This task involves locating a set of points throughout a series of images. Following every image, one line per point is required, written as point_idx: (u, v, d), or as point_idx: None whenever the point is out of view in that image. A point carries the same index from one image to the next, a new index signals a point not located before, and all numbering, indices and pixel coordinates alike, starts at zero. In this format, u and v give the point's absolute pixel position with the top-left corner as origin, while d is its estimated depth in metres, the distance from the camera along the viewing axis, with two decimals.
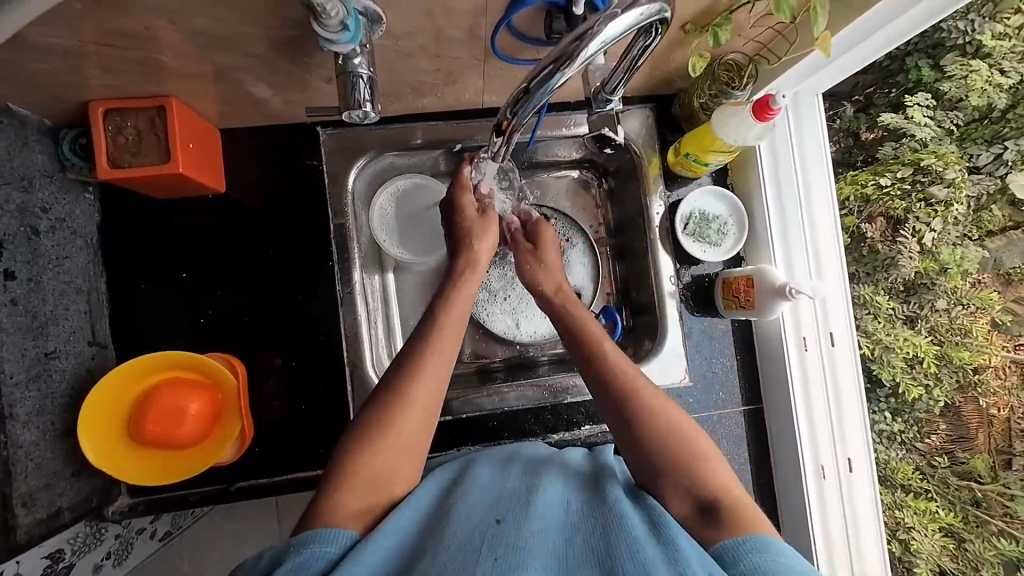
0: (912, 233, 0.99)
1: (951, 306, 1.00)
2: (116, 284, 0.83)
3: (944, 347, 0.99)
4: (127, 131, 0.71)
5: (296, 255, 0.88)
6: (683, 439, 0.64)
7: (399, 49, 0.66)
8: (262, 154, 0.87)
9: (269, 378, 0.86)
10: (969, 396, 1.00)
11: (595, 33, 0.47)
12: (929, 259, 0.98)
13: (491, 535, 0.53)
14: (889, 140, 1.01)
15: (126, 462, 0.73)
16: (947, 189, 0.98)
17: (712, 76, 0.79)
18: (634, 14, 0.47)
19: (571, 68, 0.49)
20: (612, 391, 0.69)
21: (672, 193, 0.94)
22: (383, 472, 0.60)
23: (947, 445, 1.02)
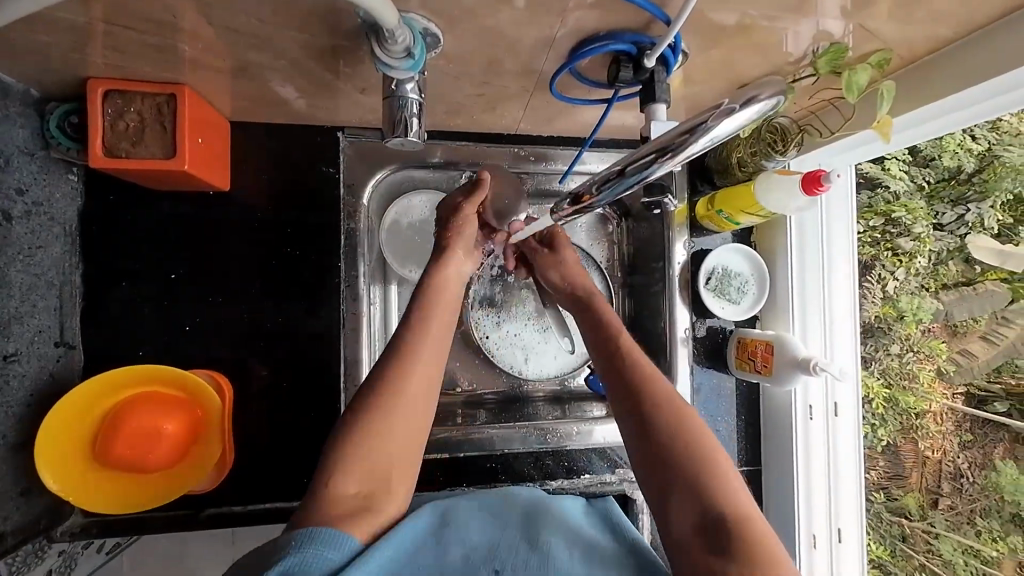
0: (877, 280, 0.94)
1: (903, 352, 0.94)
2: (92, 278, 0.74)
3: (893, 390, 0.94)
4: (129, 117, 0.63)
5: (297, 266, 0.81)
6: (705, 449, 0.58)
7: (448, 71, 0.62)
8: (274, 154, 0.81)
9: (253, 395, 0.79)
10: (910, 438, 0.95)
11: (705, 129, 0.43)
12: (888, 306, 0.93)
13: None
14: (864, 188, 0.93)
15: (89, 483, 0.65)
16: (912, 242, 0.93)
17: (757, 136, 0.77)
18: (752, 112, 0.42)
19: (671, 160, 0.46)
20: (629, 383, 0.65)
21: (695, 242, 0.92)
22: (385, 458, 0.56)
23: (883, 482, 0.97)
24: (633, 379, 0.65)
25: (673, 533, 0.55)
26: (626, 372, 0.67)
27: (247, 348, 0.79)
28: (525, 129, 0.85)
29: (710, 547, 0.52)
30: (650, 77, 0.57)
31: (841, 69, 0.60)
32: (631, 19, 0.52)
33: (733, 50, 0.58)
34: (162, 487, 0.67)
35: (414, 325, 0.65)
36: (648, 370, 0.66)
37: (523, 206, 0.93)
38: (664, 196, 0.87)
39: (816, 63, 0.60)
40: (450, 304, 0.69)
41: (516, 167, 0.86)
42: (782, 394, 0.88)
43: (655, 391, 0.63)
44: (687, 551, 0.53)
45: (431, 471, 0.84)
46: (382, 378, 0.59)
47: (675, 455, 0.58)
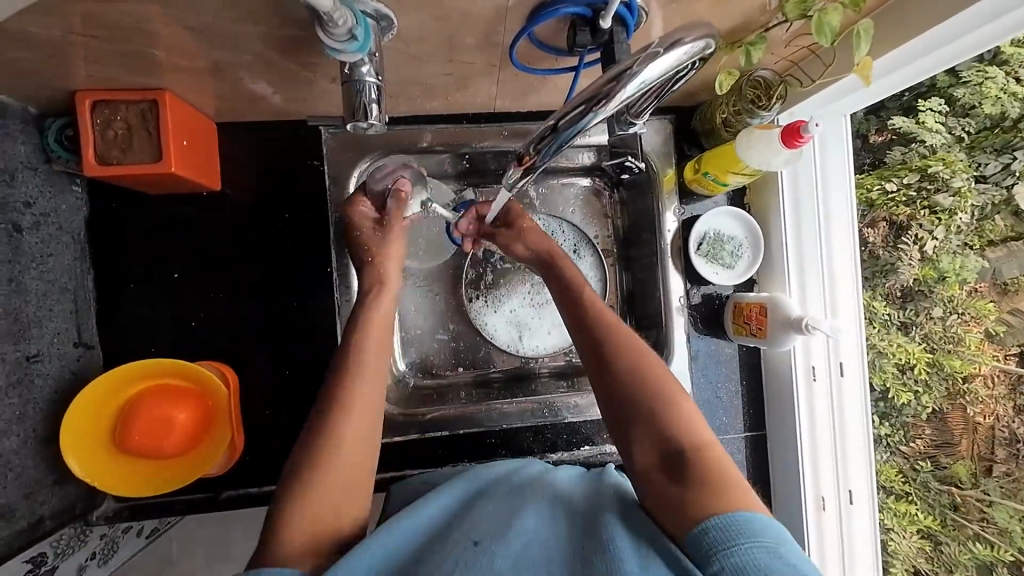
0: (914, 241, 0.88)
1: (947, 315, 0.88)
2: (104, 282, 0.79)
3: (937, 354, 0.88)
4: (116, 125, 0.67)
5: (292, 258, 0.84)
6: (661, 386, 0.65)
7: (410, 52, 0.63)
8: (259, 152, 0.83)
9: (260, 385, 0.83)
10: (957, 405, 0.88)
11: (634, 74, 0.43)
12: (928, 268, 0.88)
13: (465, 558, 0.52)
14: (898, 144, 0.87)
15: (109, 471, 0.70)
16: (952, 198, 0.87)
17: (738, 93, 0.74)
18: (678, 53, 0.44)
19: (606, 108, 0.46)
20: (591, 332, 0.71)
21: (686, 209, 0.91)
22: (330, 501, 0.58)
23: (931, 449, 0.90)
24: (594, 334, 0.71)
25: (639, 470, 0.61)
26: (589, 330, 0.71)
27: (250, 340, 0.83)
28: (501, 107, 0.85)
29: (669, 476, 0.58)
30: (610, 39, 0.57)
31: (812, 13, 0.57)
32: None
33: (692, 3, 0.57)
34: (174, 472, 0.72)
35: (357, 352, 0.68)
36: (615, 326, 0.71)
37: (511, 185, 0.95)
38: (625, 157, 0.79)
39: (783, 7, 0.57)
40: (382, 353, 0.70)
41: (500, 146, 0.87)
42: (783, 357, 0.86)
43: (619, 345, 0.68)
44: (651, 480, 0.59)
45: (433, 449, 0.87)
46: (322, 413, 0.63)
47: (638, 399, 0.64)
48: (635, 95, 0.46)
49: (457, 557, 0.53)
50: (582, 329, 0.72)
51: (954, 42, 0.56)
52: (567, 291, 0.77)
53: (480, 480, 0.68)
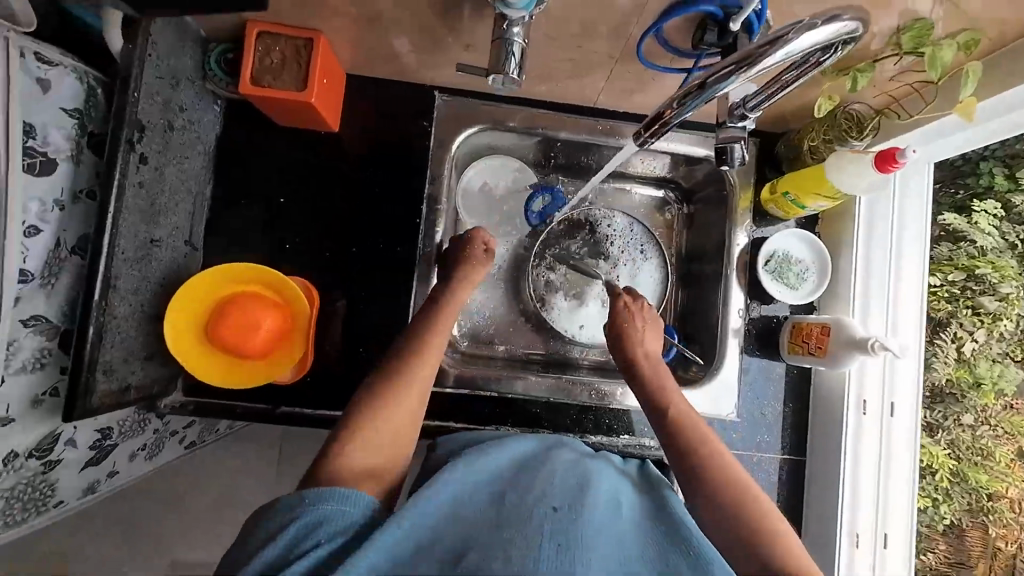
0: (952, 338, 0.93)
1: (976, 424, 0.94)
2: (219, 194, 0.87)
3: (963, 465, 0.93)
4: (274, 54, 0.76)
5: (386, 205, 0.91)
6: (755, 503, 0.62)
7: (545, 31, 0.70)
8: (377, 106, 0.91)
9: (334, 315, 0.88)
10: (977, 520, 0.94)
11: (789, 40, 0.45)
12: (963, 368, 0.93)
13: (549, 523, 0.53)
14: (946, 241, 0.94)
15: (198, 359, 0.77)
16: (997, 302, 0.92)
17: (832, 122, 0.79)
18: (834, 29, 0.45)
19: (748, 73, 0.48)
20: (681, 443, 0.69)
21: (758, 229, 0.94)
22: (388, 436, 0.62)
23: (947, 566, 0.95)
24: (687, 447, 0.69)
25: None
26: (683, 440, 0.69)
27: (333, 272, 0.89)
28: (602, 103, 0.91)
29: None
30: (733, 42, 0.63)
31: (924, 49, 0.62)
32: None
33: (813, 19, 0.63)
34: (252, 373, 0.78)
35: (427, 321, 0.75)
36: (697, 431, 0.70)
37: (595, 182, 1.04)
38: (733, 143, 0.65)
39: (898, 40, 0.62)
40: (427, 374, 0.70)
41: (592, 138, 0.93)
42: (836, 382, 0.87)
43: (715, 461, 0.66)
44: None
45: (480, 408, 0.90)
46: (383, 370, 0.69)
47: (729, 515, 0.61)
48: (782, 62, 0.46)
49: (545, 523, 0.53)
50: (674, 436, 0.70)
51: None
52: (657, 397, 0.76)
53: (530, 447, 0.67)
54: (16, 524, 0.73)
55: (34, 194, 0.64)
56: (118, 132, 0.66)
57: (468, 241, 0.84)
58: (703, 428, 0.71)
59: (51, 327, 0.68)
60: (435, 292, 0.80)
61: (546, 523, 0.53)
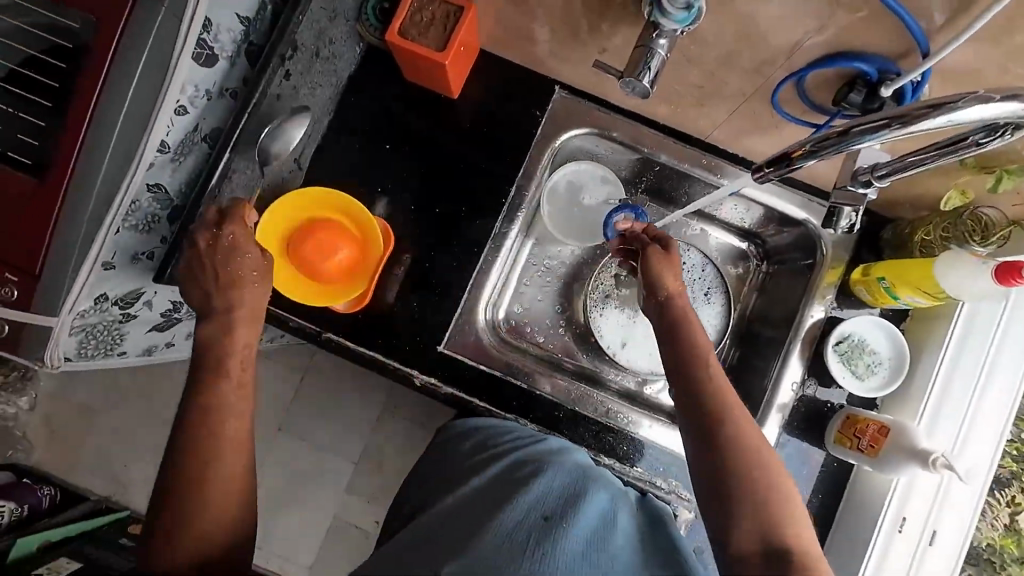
0: (1007, 503, 0.89)
1: None
2: (334, 126, 0.93)
3: None
4: (425, 13, 0.80)
5: (477, 178, 0.94)
6: (772, 481, 0.61)
7: (686, 52, 0.70)
8: (498, 84, 0.94)
9: (400, 266, 0.92)
10: None
11: (958, 108, 0.41)
12: (1009, 538, 0.89)
13: (539, 529, 0.58)
14: None
15: (276, 262, 0.83)
16: None
17: (954, 220, 0.74)
18: (1008, 109, 0.41)
19: (897, 132, 0.45)
20: (703, 406, 0.65)
21: (838, 308, 0.89)
22: (213, 527, 0.62)
23: None
24: (706, 412, 0.65)
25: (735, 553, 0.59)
26: (706, 405, 0.65)
27: (411, 226, 0.93)
28: (715, 138, 0.90)
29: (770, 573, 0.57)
30: (878, 108, 0.62)
31: None
32: (889, 42, 0.57)
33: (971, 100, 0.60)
34: (317, 291, 0.84)
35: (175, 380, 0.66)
36: (729, 402, 0.65)
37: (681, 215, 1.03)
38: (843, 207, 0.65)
39: None
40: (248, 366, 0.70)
41: (692, 171, 0.93)
42: (877, 490, 0.81)
43: (739, 429, 0.63)
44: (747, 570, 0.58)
45: (506, 396, 0.90)
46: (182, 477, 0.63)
47: (747, 490, 0.61)
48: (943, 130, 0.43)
49: (530, 528, 0.58)
50: (696, 399, 0.66)
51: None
52: (682, 352, 0.69)
53: (537, 450, 0.73)
54: (88, 358, 0.81)
55: (193, 80, 0.71)
56: (275, 47, 0.73)
57: (234, 251, 0.70)
58: (727, 389, 0.66)
59: (166, 198, 0.76)
60: (649, 265, 0.74)
61: (533, 531, 0.58)
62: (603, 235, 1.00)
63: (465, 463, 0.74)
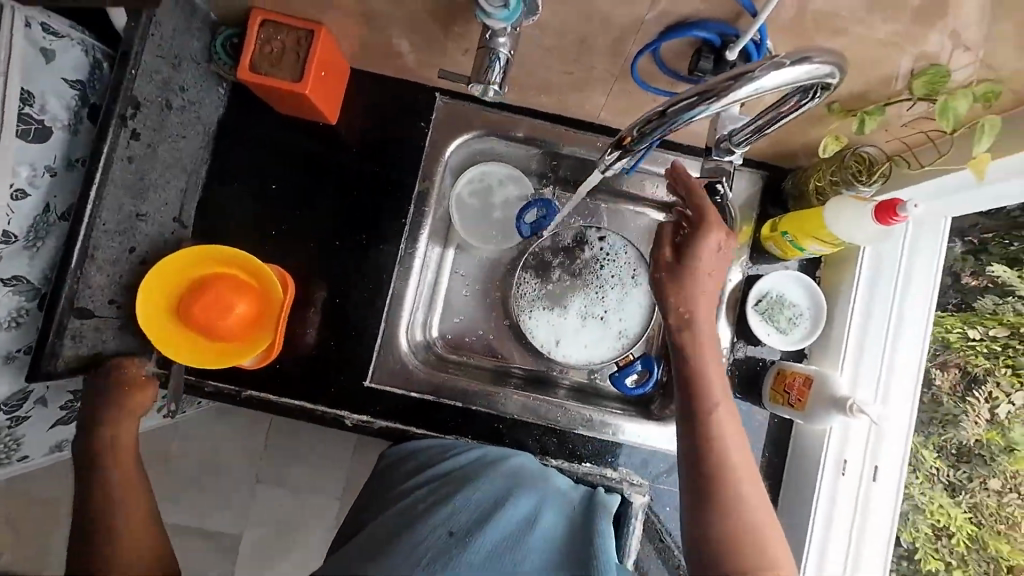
0: (986, 398, 0.84)
1: (1007, 491, 0.83)
2: (214, 175, 0.89)
3: (983, 531, 0.84)
4: (274, 44, 0.76)
5: (374, 201, 0.90)
6: (752, 515, 0.57)
7: (541, 43, 0.68)
8: (378, 103, 0.91)
9: (312, 306, 0.89)
10: None
11: (754, 77, 0.44)
12: (996, 432, 0.83)
13: (441, 547, 0.57)
14: (992, 292, 0.83)
15: (166, 331, 0.78)
16: None
17: (840, 162, 0.74)
18: (801, 71, 0.44)
19: (715, 105, 0.47)
20: (694, 427, 0.60)
21: (754, 266, 0.89)
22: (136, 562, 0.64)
23: None
24: (695, 435, 0.60)
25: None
26: (697, 428, 0.60)
27: (315, 263, 0.89)
28: (604, 120, 0.89)
29: None
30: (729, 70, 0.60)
31: (938, 97, 0.60)
32: (722, 7, 0.56)
33: (814, 42, 0.59)
34: (220, 353, 0.79)
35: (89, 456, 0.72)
36: (726, 429, 0.60)
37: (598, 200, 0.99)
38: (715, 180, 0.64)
39: (912, 84, 0.60)
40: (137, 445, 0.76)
41: (590, 156, 0.91)
42: (814, 437, 0.82)
43: (727, 458, 0.59)
44: None
45: (444, 417, 0.89)
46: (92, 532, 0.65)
47: (721, 525, 0.57)
48: (748, 99, 0.46)
49: (429, 541, 0.57)
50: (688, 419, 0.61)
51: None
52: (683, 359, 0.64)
53: (471, 465, 0.71)
54: None
55: (24, 160, 0.66)
56: (111, 106, 0.67)
57: (116, 375, 0.76)
58: (725, 412, 0.61)
59: (31, 288, 0.71)
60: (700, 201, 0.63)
61: (435, 550, 0.57)
62: (518, 235, 0.96)
63: (393, 491, 0.69)
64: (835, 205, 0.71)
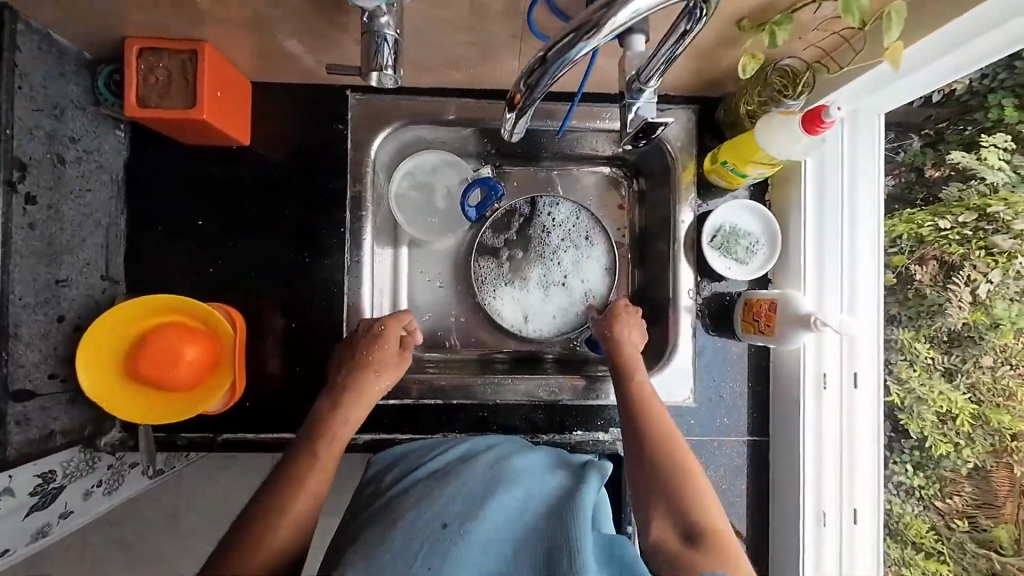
0: (966, 282, 0.84)
1: (998, 365, 0.83)
2: (135, 223, 0.84)
3: (983, 408, 0.83)
4: (158, 72, 0.71)
5: (308, 215, 0.87)
6: (684, 468, 0.66)
7: (434, 16, 0.65)
8: (289, 114, 0.87)
9: (269, 334, 0.86)
10: (1002, 463, 0.82)
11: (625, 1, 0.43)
12: (980, 311, 0.83)
13: (435, 539, 0.56)
14: (956, 180, 0.85)
15: (111, 392, 0.73)
16: (1012, 240, 0.82)
17: (763, 81, 0.74)
18: None
19: (595, 39, 0.46)
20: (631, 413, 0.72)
21: (703, 203, 0.89)
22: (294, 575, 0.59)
23: (969, 510, 0.84)
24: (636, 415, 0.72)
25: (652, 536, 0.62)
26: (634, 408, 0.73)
27: (263, 291, 0.86)
28: None
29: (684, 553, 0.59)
30: None
31: None
32: None
33: None
34: (178, 406, 0.75)
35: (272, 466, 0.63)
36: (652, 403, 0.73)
37: (543, 169, 0.97)
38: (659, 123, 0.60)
39: None
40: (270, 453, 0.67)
41: None
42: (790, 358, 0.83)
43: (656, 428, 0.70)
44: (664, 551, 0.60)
45: (427, 417, 0.87)
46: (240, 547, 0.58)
47: (659, 478, 0.66)
48: (627, 26, 0.45)
49: (419, 535, 0.56)
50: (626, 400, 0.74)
51: (971, 42, 0.59)
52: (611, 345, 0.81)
53: (456, 460, 0.71)
54: None
55: None
56: None
57: (380, 338, 0.78)
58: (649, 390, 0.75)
59: None
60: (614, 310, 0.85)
61: (426, 542, 0.56)
62: (467, 219, 0.94)
63: (374, 503, 0.67)
64: (765, 125, 0.70)
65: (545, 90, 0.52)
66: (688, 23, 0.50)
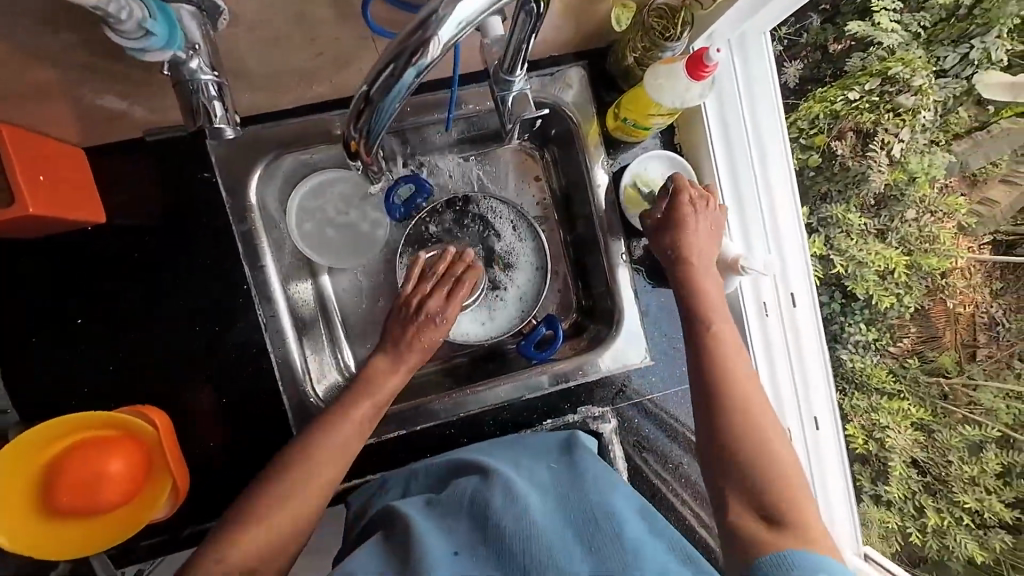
0: (881, 146, 0.82)
1: (922, 215, 0.82)
2: (1, 342, 0.73)
3: (914, 256, 0.81)
4: None
5: (203, 280, 0.78)
6: (757, 426, 0.64)
7: None
8: (143, 174, 0.75)
9: (201, 417, 0.79)
10: (937, 299, 0.81)
11: (442, 17, 0.40)
12: (898, 171, 0.81)
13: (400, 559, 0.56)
14: (856, 50, 0.84)
15: (22, 524, 0.65)
16: (915, 97, 0.81)
17: (642, 27, 0.70)
18: None
19: (423, 61, 0.42)
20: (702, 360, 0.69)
21: (616, 160, 0.86)
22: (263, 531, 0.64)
23: (917, 347, 0.83)
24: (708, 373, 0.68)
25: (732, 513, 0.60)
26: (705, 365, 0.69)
27: (179, 375, 0.78)
28: None
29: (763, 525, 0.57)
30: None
31: None
32: None
33: None
34: (111, 527, 0.68)
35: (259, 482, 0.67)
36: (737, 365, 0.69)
37: (451, 155, 0.90)
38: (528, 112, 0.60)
39: None
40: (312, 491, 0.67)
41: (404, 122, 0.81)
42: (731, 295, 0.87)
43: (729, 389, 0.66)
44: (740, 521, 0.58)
45: (395, 450, 0.85)
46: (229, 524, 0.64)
47: (740, 441, 0.63)
48: (454, 40, 0.42)
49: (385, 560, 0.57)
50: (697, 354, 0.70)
51: None
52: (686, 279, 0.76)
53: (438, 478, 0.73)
54: None
55: None
56: None
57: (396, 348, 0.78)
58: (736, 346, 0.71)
59: None
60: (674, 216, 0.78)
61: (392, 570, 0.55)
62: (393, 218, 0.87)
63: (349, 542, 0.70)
64: (652, 80, 0.68)
65: (382, 127, 0.49)
66: (525, 19, 0.48)
